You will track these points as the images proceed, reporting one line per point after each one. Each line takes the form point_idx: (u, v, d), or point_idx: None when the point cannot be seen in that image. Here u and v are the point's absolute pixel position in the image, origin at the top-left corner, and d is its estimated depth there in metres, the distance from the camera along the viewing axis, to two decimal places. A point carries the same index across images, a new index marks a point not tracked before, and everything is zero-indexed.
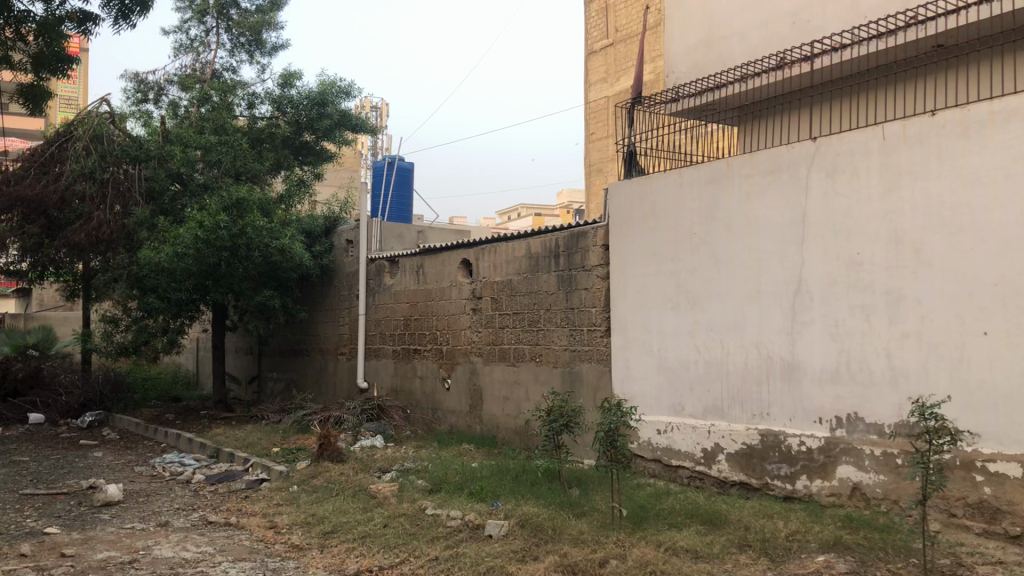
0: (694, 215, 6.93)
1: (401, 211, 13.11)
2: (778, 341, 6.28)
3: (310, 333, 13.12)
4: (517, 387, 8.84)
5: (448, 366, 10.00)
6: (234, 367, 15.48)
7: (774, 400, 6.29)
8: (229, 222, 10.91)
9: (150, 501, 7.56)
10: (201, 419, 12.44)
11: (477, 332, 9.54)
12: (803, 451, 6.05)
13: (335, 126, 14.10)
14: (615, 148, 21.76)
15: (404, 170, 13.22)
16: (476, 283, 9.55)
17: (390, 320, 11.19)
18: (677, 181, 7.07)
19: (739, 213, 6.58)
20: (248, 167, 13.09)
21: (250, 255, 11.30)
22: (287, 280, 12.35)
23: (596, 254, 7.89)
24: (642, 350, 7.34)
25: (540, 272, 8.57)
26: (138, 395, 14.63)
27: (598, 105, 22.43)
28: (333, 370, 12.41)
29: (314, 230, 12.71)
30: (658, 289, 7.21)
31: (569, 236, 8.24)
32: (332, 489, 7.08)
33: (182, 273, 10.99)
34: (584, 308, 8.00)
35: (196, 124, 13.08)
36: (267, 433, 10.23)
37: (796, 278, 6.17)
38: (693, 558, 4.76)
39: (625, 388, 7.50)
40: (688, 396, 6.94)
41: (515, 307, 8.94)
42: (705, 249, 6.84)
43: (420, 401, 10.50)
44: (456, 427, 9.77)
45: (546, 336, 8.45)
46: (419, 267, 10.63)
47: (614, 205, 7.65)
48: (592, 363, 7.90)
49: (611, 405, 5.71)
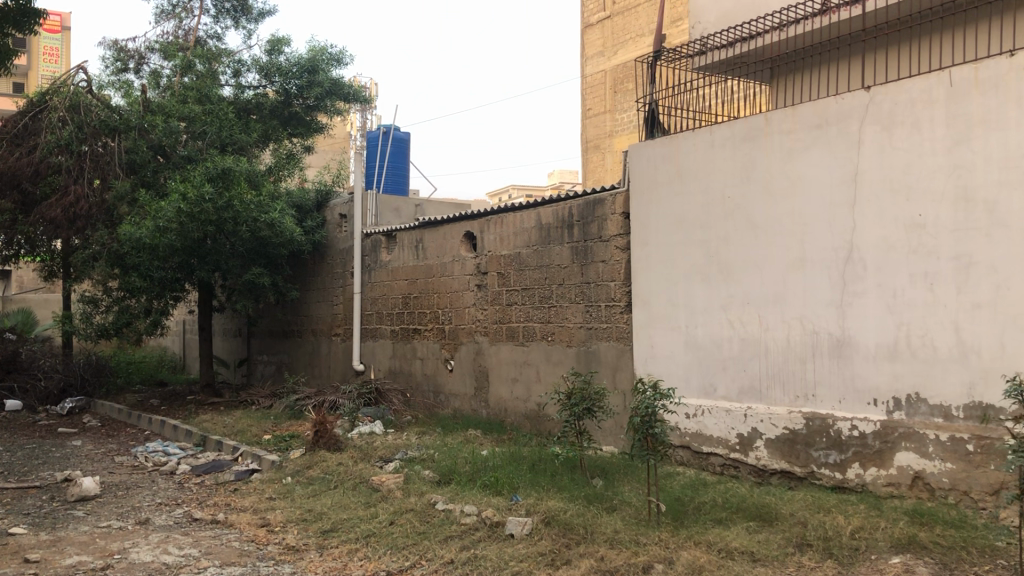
0: (727, 177, 6.30)
1: (397, 184, 12.43)
2: (825, 314, 5.66)
3: (301, 313, 12.45)
4: (526, 368, 8.21)
5: (451, 347, 9.36)
6: (222, 349, 14.78)
7: (821, 380, 5.68)
8: (214, 195, 10.18)
9: (131, 495, 6.90)
10: (188, 404, 11.78)
11: (482, 309, 8.90)
12: (856, 436, 5.44)
13: (326, 95, 13.35)
14: (613, 124, 20.97)
15: (399, 141, 12.52)
16: (481, 258, 8.89)
17: (388, 298, 10.53)
18: (708, 140, 6.42)
19: (781, 174, 5.94)
20: (234, 138, 12.34)
21: (237, 230, 10.60)
22: (277, 257, 11.66)
23: (615, 223, 7.24)
24: (668, 326, 6.71)
25: (552, 244, 7.92)
26: (121, 380, 13.93)
27: (595, 79, 21.55)
28: (327, 352, 11.76)
29: (305, 204, 12.01)
30: (686, 260, 6.58)
31: (584, 204, 7.58)
32: (330, 481, 6.44)
33: (165, 250, 10.29)
34: (602, 283, 7.35)
35: (179, 94, 12.31)
36: (257, 419, 9.57)
37: (847, 244, 5.54)
38: (750, 562, 4.15)
39: (649, 368, 6.87)
40: (720, 376, 6.32)
41: (525, 283, 8.29)
42: (739, 213, 6.21)
43: (421, 383, 9.87)
44: (460, 412, 9.14)
45: (559, 313, 7.82)
46: (419, 241, 9.96)
47: (636, 168, 7.01)
48: (611, 343, 7.27)
49: (645, 386, 5.00)
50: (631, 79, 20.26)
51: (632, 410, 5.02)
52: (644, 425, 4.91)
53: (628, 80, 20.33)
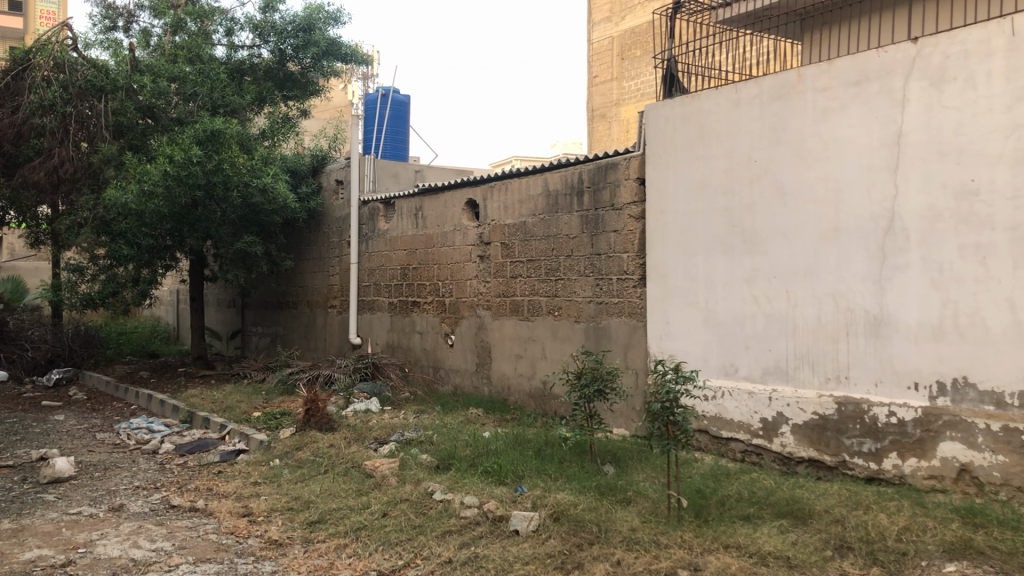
0: (754, 139, 5.78)
1: (397, 149, 11.91)
2: (861, 289, 5.17)
3: (296, 284, 11.97)
4: (531, 344, 7.73)
5: (451, 321, 8.88)
6: (214, 320, 14.30)
7: (855, 362, 5.20)
8: (203, 157, 9.60)
9: (108, 477, 6.44)
10: (177, 378, 11.32)
11: (484, 282, 8.40)
12: (893, 424, 4.97)
13: (322, 56, 12.74)
14: (619, 93, 20.23)
15: (399, 104, 11.97)
16: (484, 227, 8.39)
17: (386, 269, 10.04)
18: (733, 98, 5.89)
19: (813, 135, 5.42)
20: (226, 100, 11.73)
21: (228, 196, 10.09)
22: (271, 224, 11.16)
23: (628, 190, 6.71)
24: (684, 301, 6.23)
25: (560, 212, 7.41)
26: (111, 351, 13.47)
27: (602, 45, 20.72)
28: (322, 324, 11.28)
29: (300, 170, 11.49)
30: (707, 230, 6.08)
31: (595, 168, 7.05)
32: (320, 465, 5.98)
33: (152, 216, 9.77)
34: (614, 254, 6.84)
35: (169, 53, 11.69)
36: (248, 394, 9.11)
37: (887, 212, 5.03)
38: (786, 569, 3.69)
39: (664, 346, 6.38)
40: (742, 355, 5.84)
41: (530, 253, 7.78)
42: (766, 179, 5.69)
43: (420, 358, 9.41)
44: (461, 389, 8.67)
45: (567, 287, 7.33)
46: (418, 209, 9.45)
47: (652, 131, 6.48)
48: (622, 318, 6.77)
49: (667, 368, 4.47)
50: (640, 47, 19.51)
51: (650, 394, 4.51)
52: (663, 413, 4.41)
53: (637, 47, 19.59)
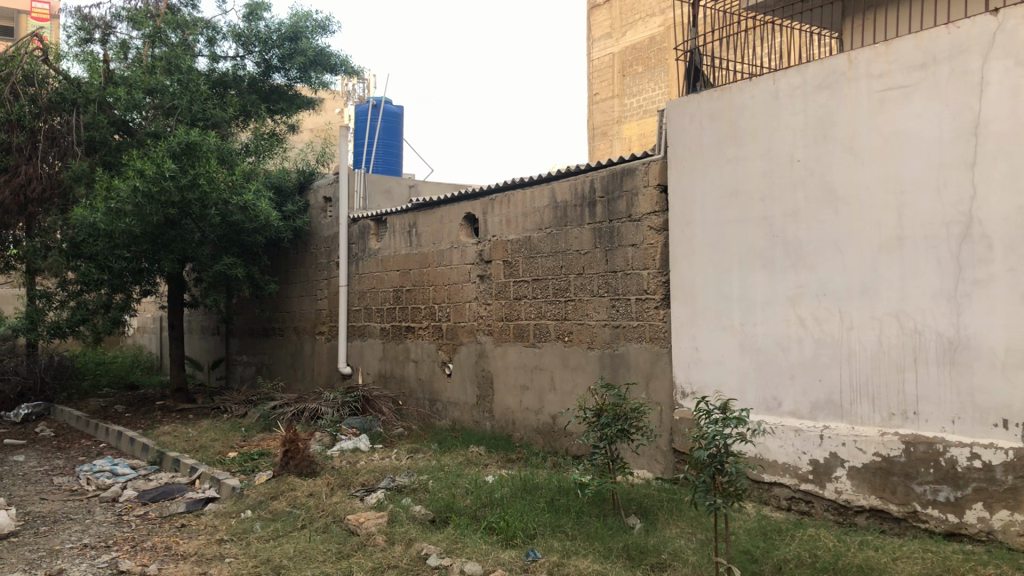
0: (796, 136, 5.01)
1: (390, 163, 11.16)
2: (931, 309, 4.37)
3: (282, 309, 11.15)
4: (539, 374, 6.91)
5: (449, 348, 8.06)
6: (197, 349, 13.45)
7: (926, 394, 4.38)
8: (177, 172, 8.82)
9: (55, 533, 5.59)
10: (153, 411, 10.48)
11: (485, 304, 7.61)
12: (977, 469, 4.14)
13: (309, 66, 12.01)
14: (622, 110, 19.26)
15: (392, 115, 11.24)
16: (484, 244, 7.61)
17: (377, 291, 9.24)
18: (771, 90, 5.14)
19: (869, 129, 4.65)
20: (208, 113, 10.92)
21: (205, 214, 9.30)
22: (253, 245, 10.36)
23: (648, 199, 5.93)
24: (716, 324, 5.43)
25: (570, 225, 6.62)
26: (86, 383, 12.58)
27: (602, 63, 19.76)
28: (310, 353, 10.46)
29: (285, 186, 10.73)
30: (742, 242, 5.30)
31: (608, 175, 6.27)
32: (296, 519, 5.14)
33: (124, 237, 8.98)
34: (632, 272, 6.05)
35: (147, 64, 10.87)
36: (225, 432, 8.26)
37: (963, 218, 4.24)
38: None
39: (693, 376, 5.57)
40: (787, 386, 5.04)
41: (536, 272, 7.00)
42: (813, 181, 4.92)
43: (415, 390, 8.58)
44: (460, 424, 7.84)
45: (578, 309, 6.53)
46: (412, 226, 8.67)
47: (675, 130, 5.72)
48: (642, 344, 5.97)
49: (713, 408, 3.67)
50: (641, 62, 18.64)
51: (695, 439, 3.71)
52: (709, 467, 3.62)
53: (638, 63, 18.72)
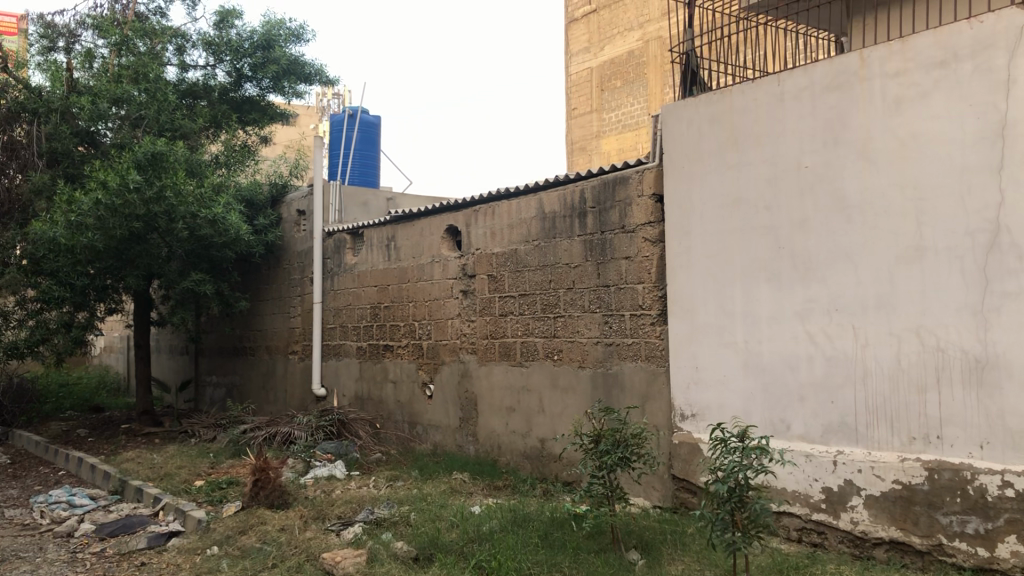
0: (803, 140, 4.70)
1: (367, 175, 10.77)
2: (955, 324, 4.04)
3: (254, 328, 10.69)
4: (526, 396, 6.53)
5: (431, 367, 7.66)
6: (166, 370, 12.92)
7: (951, 417, 4.04)
8: (142, 183, 8.35)
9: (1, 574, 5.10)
10: (118, 435, 9.98)
11: (468, 321, 7.23)
12: (1010, 498, 3.80)
13: (282, 75, 11.63)
14: (600, 125, 18.22)
15: (369, 125, 10.85)
16: (467, 258, 7.24)
17: (354, 309, 8.83)
18: (776, 92, 4.83)
19: (883, 131, 4.35)
20: (177, 124, 10.46)
21: (172, 227, 8.84)
22: (224, 261, 9.91)
23: (643, 209, 5.59)
24: (718, 342, 5.09)
25: (559, 237, 6.27)
26: (48, 406, 12.01)
27: (581, 77, 18.74)
28: (283, 373, 10.01)
29: (257, 200, 10.30)
30: (745, 254, 4.97)
31: (600, 184, 5.93)
32: (266, 557, 4.70)
33: (86, 253, 8.51)
34: (626, 286, 5.70)
35: (113, 73, 10.42)
36: (192, 458, 7.79)
37: (990, 225, 3.93)
38: None
39: (693, 398, 5.22)
40: (796, 409, 4.69)
41: (523, 286, 6.62)
42: (822, 188, 4.61)
43: (394, 412, 8.16)
44: (442, 447, 7.43)
45: (568, 326, 6.17)
46: (390, 239, 8.28)
47: (672, 135, 5.39)
48: (638, 363, 5.61)
49: (732, 436, 3.31)
50: (620, 76, 17.57)
51: (713, 473, 3.35)
52: (728, 502, 3.28)
53: (616, 77, 17.67)
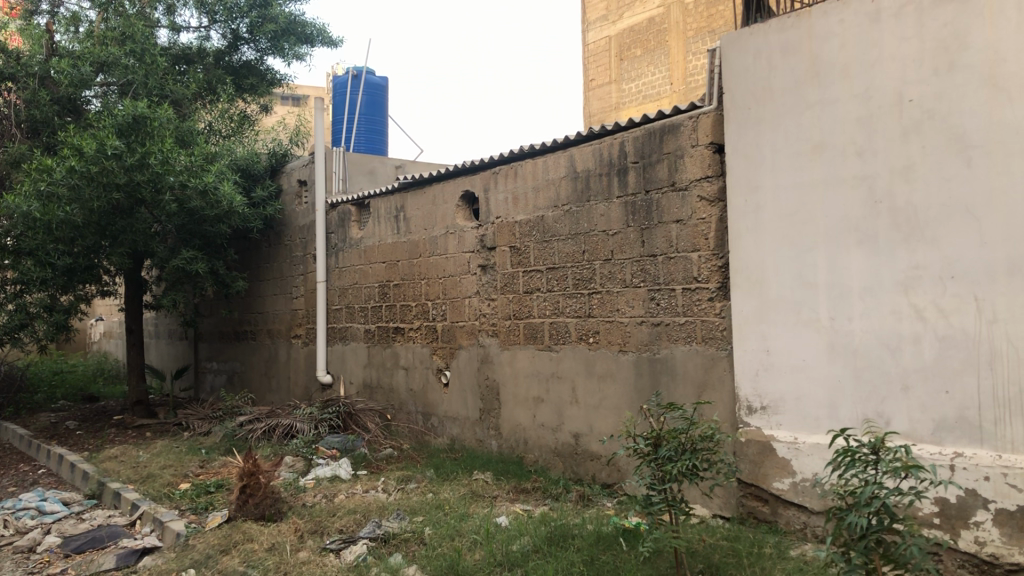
0: (906, 67, 3.78)
1: (373, 141, 9.88)
2: None
3: (254, 310, 9.86)
4: (556, 384, 5.67)
5: (446, 352, 6.80)
6: (164, 357, 12.10)
7: None
8: (122, 149, 7.51)
9: None
10: (107, 429, 9.17)
11: (488, 299, 6.36)
12: None
13: (281, 35, 10.76)
14: (619, 97, 16.97)
15: (375, 87, 9.94)
16: (485, 228, 6.36)
17: (361, 288, 7.97)
18: (870, 10, 3.92)
19: (1017, 51, 3.43)
20: (168, 90, 9.52)
21: (159, 199, 7.99)
22: (218, 237, 9.05)
23: (697, 161, 4.69)
24: (796, 319, 4.20)
25: (593, 200, 5.38)
26: (39, 396, 11.21)
27: (598, 47, 17.45)
28: (285, 359, 9.18)
29: (254, 169, 9.43)
30: (829, 211, 4.07)
31: (644, 136, 5.03)
32: None
33: (64, 229, 7.69)
34: (677, 255, 4.81)
35: (98, 35, 9.47)
36: (180, 455, 6.96)
37: None
38: None
39: (763, 387, 4.34)
40: (896, 400, 3.80)
41: (551, 258, 5.74)
42: (932, 127, 3.70)
43: (405, 402, 7.32)
44: (460, 442, 6.59)
45: (607, 303, 5.28)
46: (399, 209, 7.41)
47: (736, 72, 4.50)
48: (692, 347, 4.73)
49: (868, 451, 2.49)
50: (641, 44, 16.37)
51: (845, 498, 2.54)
52: (862, 540, 2.49)
53: (636, 45, 16.46)
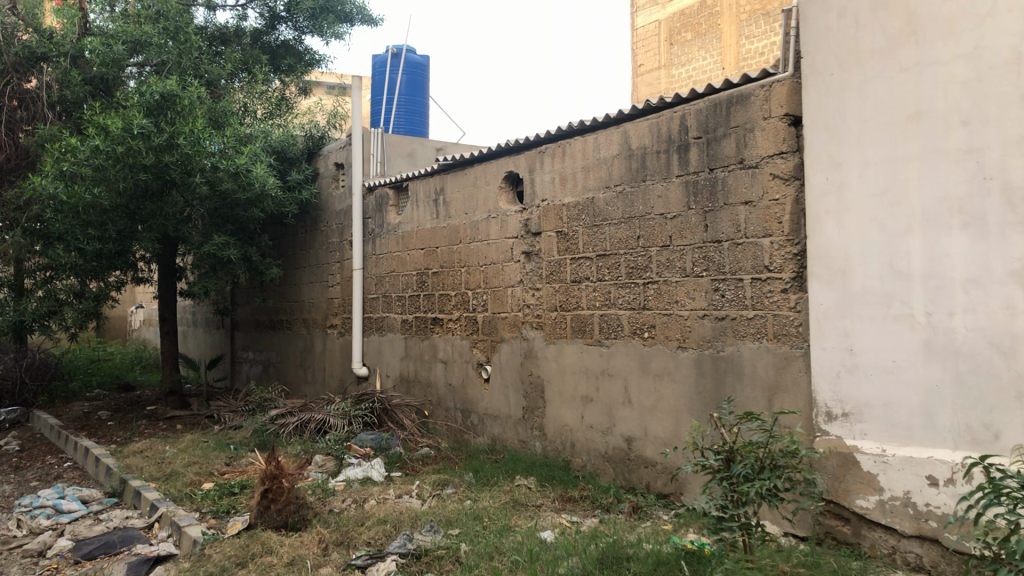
0: None
1: (413, 123, 9.44)
2: None
3: (290, 299, 9.51)
4: (607, 382, 5.18)
5: (487, 346, 6.35)
6: (199, 346, 11.82)
7: None
8: (149, 129, 7.17)
9: None
10: (138, 420, 8.88)
11: (532, 290, 5.89)
12: None
13: (320, 13, 10.38)
14: (669, 82, 16.30)
15: (415, 65, 9.47)
16: (530, 212, 5.88)
17: (398, 276, 7.55)
18: None
19: None
20: (203, 69, 9.16)
21: (189, 182, 7.63)
22: (251, 223, 8.69)
23: (770, 135, 4.17)
24: (885, 314, 3.66)
25: (650, 180, 4.88)
26: (74, 384, 10.98)
27: (647, 32, 16.77)
28: (320, 350, 8.81)
29: (289, 152, 9.05)
30: (927, 189, 3.52)
31: (708, 108, 4.51)
32: None
33: (91, 212, 7.47)
34: (746, 241, 4.29)
35: (132, 13, 9.15)
36: (207, 451, 6.60)
37: None
38: None
39: (845, 391, 3.81)
40: (1009, 410, 3.25)
41: (601, 244, 5.25)
42: None
43: (444, 398, 6.89)
44: (502, 442, 6.14)
45: (664, 295, 4.78)
46: (439, 193, 6.97)
47: (815, 33, 3.96)
48: (762, 345, 4.21)
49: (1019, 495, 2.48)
50: (691, 28, 15.68)
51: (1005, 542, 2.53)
52: None
53: (687, 29, 15.76)
